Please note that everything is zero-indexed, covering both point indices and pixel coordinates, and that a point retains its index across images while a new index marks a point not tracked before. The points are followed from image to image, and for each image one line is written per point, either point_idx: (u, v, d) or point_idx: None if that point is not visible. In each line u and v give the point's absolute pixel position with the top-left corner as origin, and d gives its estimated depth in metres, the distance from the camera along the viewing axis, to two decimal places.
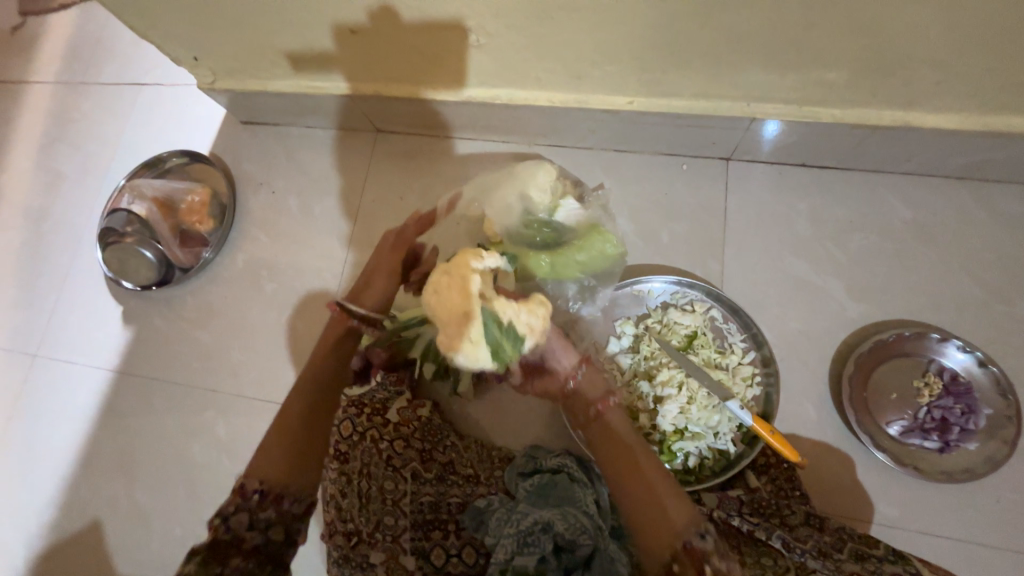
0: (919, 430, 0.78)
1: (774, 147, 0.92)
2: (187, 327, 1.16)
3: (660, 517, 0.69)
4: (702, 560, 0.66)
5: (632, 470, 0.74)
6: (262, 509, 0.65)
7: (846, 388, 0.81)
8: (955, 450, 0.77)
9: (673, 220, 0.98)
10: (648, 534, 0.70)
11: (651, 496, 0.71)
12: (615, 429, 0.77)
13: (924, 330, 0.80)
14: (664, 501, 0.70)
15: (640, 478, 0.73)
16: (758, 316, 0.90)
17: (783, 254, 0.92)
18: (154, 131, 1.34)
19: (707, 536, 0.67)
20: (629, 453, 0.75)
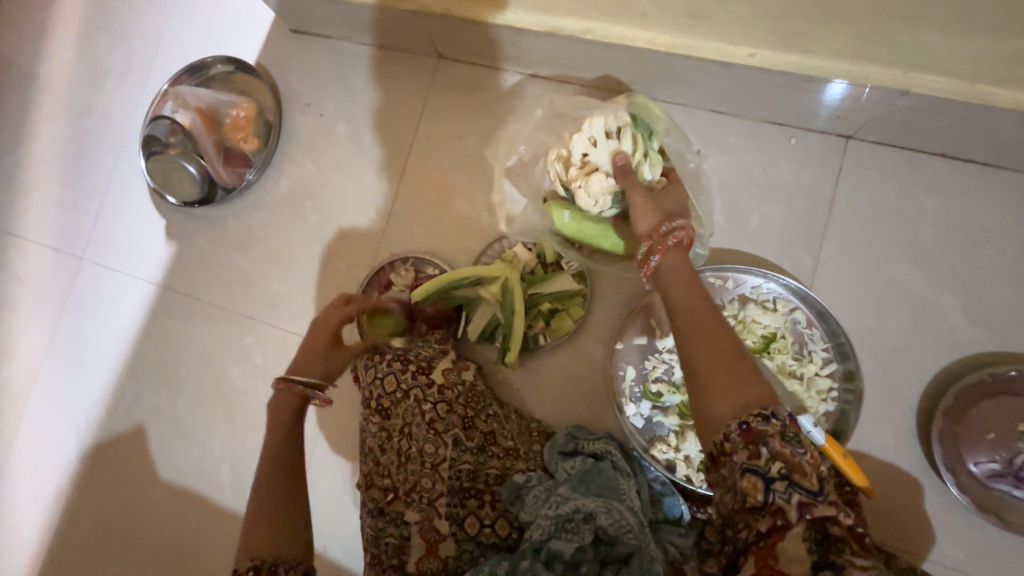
0: (1010, 477, 0.70)
1: (914, 129, 0.77)
2: (228, 251, 1.13)
3: (720, 387, 0.52)
4: (759, 441, 0.48)
5: (704, 331, 0.56)
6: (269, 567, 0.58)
7: (939, 420, 0.72)
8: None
9: (768, 202, 0.86)
10: (699, 401, 0.53)
11: (714, 357, 0.53)
12: (685, 298, 0.60)
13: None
14: (728, 372, 0.52)
15: (706, 340, 0.55)
16: (848, 324, 0.80)
17: (892, 259, 0.80)
18: (198, 31, 1.23)
19: (773, 417, 0.49)
20: (713, 342, 0.54)
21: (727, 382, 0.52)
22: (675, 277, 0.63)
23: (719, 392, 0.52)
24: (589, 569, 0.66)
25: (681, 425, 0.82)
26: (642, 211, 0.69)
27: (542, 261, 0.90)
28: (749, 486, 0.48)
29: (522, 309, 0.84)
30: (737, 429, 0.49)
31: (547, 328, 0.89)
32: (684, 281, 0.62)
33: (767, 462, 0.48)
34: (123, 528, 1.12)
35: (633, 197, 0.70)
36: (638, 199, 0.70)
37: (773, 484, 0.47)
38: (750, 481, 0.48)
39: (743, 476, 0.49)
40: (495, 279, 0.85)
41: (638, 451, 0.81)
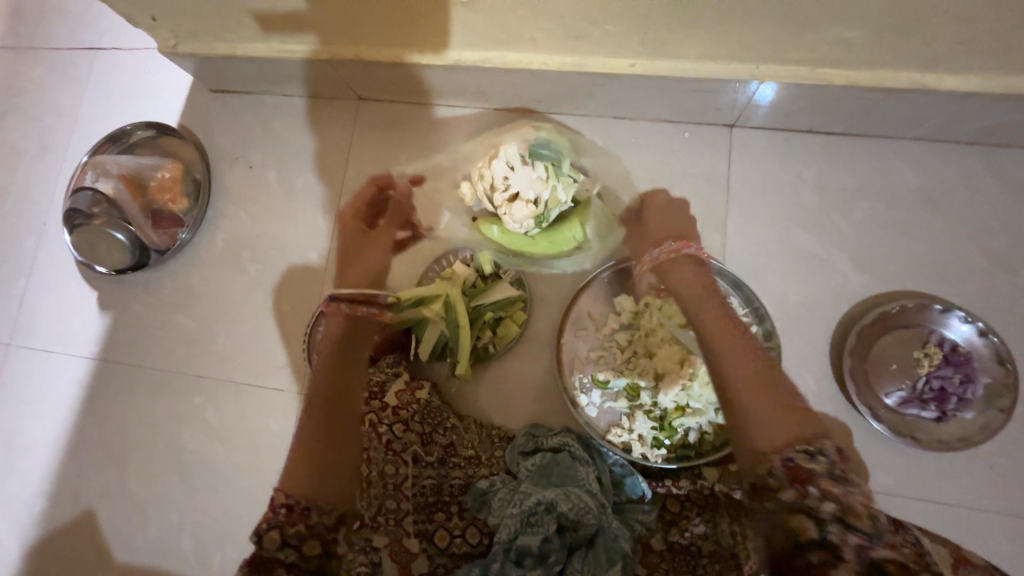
0: (916, 401, 0.78)
1: (781, 112, 0.88)
2: (168, 313, 1.11)
3: (767, 422, 0.69)
4: (807, 482, 0.63)
5: (737, 372, 0.74)
6: (290, 524, 0.61)
7: (847, 361, 0.81)
8: (952, 419, 0.78)
9: (674, 191, 0.94)
10: (751, 437, 0.69)
11: (762, 396, 0.72)
12: (737, 347, 0.77)
13: (926, 301, 0.80)
14: (774, 411, 0.70)
15: (750, 388, 0.73)
16: (760, 289, 0.88)
17: (787, 225, 0.90)
18: (115, 102, 1.24)
19: (815, 456, 0.65)
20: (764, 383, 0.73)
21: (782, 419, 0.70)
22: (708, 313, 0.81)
23: (763, 429, 0.69)
24: (557, 557, 0.69)
25: (631, 406, 0.86)
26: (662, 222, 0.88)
27: (482, 274, 0.94)
28: (803, 527, 0.60)
29: (465, 323, 0.88)
30: (784, 466, 0.64)
31: (495, 337, 0.93)
32: (739, 339, 0.78)
33: (823, 504, 0.61)
34: None
35: (654, 222, 0.89)
36: (656, 229, 0.88)
37: (824, 519, 0.60)
38: (805, 526, 0.60)
39: (791, 514, 0.62)
40: (436, 297, 0.89)
41: (593, 438, 0.84)
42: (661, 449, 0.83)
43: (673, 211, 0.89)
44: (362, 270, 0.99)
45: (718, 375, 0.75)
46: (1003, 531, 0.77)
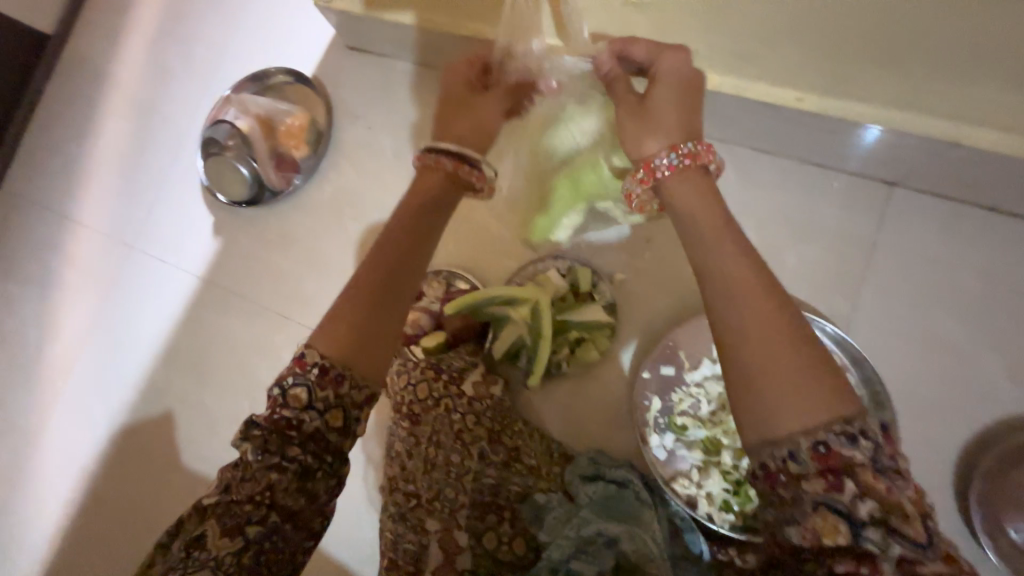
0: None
1: (954, 180, 0.76)
2: (268, 251, 1.18)
3: (785, 397, 0.43)
4: (844, 471, 0.41)
5: (762, 341, 0.44)
6: (320, 389, 0.55)
7: (976, 480, 0.70)
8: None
9: (805, 242, 0.86)
10: (764, 423, 0.43)
11: (793, 363, 0.43)
12: (763, 295, 0.46)
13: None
14: (804, 382, 0.43)
15: (778, 355, 0.44)
16: (883, 373, 0.79)
17: (932, 310, 0.79)
18: (260, 44, 1.31)
19: (861, 438, 0.41)
20: (799, 342, 0.44)
21: (808, 391, 0.43)
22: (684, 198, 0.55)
23: (784, 410, 0.42)
24: None
25: (705, 461, 0.80)
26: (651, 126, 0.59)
27: (575, 288, 0.92)
28: (826, 526, 0.41)
29: (549, 333, 0.86)
30: (812, 452, 0.41)
31: (571, 356, 0.90)
32: (747, 268, 0.48)
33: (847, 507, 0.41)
34: (145, 514, 1.14)
35: (661, 103, 0.59)
36: (645, 127, 0.59)
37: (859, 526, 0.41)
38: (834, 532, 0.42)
39: (815, 512, 0.42)
40: (527, 300, 0.87)
41: (657, 482, 0.80)
42: (728, 514, 0.78)
43: (682, 91, 0.59)
44: (479, 127, 0.70)
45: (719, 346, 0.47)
46: None
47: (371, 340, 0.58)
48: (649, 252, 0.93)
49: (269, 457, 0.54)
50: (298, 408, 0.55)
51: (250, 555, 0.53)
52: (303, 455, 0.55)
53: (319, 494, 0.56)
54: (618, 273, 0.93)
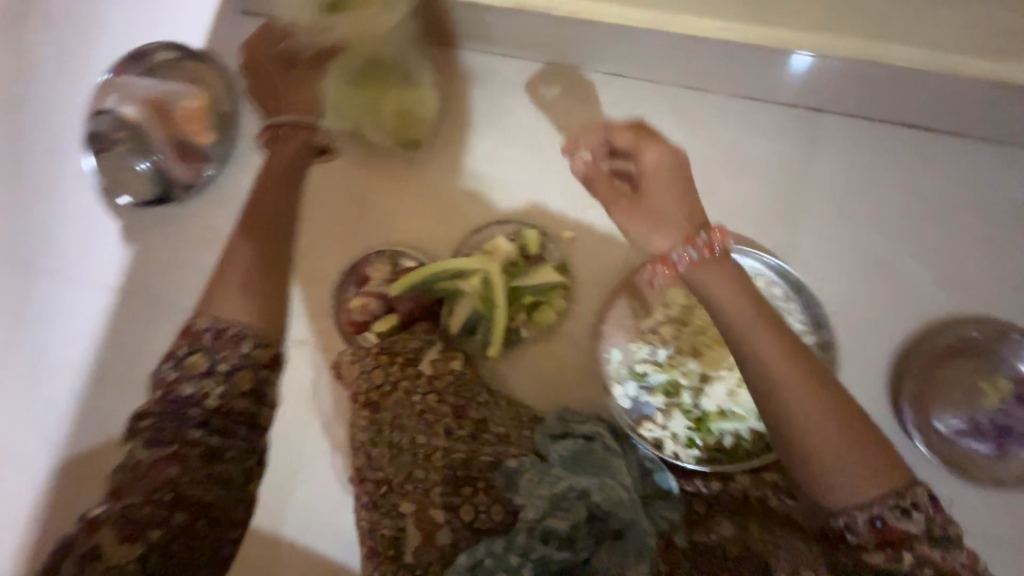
0: (974, 432, 0.74)
1: (889, 103, 0.79)
2: (192, 253, 1.08)
3: (847, 463, 0.52)
4: (900, 544, 0.51)
5: (831, 442, 0.52)
6: (218, 349, 0.60)
7: (906, 382, 0.76)
8: (1008, 458, 0.73)
9: (743, 178, 0.86)
10: (820, 487, 0.53)
11: (844, 440, 0.52)
12: (734, 304, 0.54)
13: (1006, 329, 0.76)
14: (859, 466, 0.52)
15: (832, 454, 0.52)
16: (824, 297, 0.82)
17: (863, 231, 0.82)
18: (136, 15, 1.13)
19: (915, 510, 0.51)
20: (802, 387, 0.52)
21: (870, 477, 0.52)
22: (706, 279, 0.55)
23: (845, 471, 0.52)
24: (584, 544, 0.65)
25: (668, 403, 0.83)
26: (663, 222, 0.57)
27: (524, 251, 0.89)
28: None
29: (503, 301, 0.84)
30: (869, 527, 0.52)
31: (529, 320, 0.88)
32: (726, 279, 0.56)
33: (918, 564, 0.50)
34: None
35: (657, 193, 0.58)
36: (643, 215, 0.58)
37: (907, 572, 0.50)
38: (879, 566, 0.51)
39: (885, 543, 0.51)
40: (476, 271, 0.83)
41: (622, 430, 0.83)
42: (693, 449, 0.81)
43: (674, 176, 0.58)
44: (298, 94, 0.82)
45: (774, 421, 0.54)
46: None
47: (255, 288, 0.65)
48: (595, 206, 0.91)
49: (165, 446, 0.55)
50: (197, 382, 0.58)
51: (155, 559, 0.51)
52: (207, 436, 0.57)
53: (232, 476, 0.57)
54: (566, 231, 0.92)
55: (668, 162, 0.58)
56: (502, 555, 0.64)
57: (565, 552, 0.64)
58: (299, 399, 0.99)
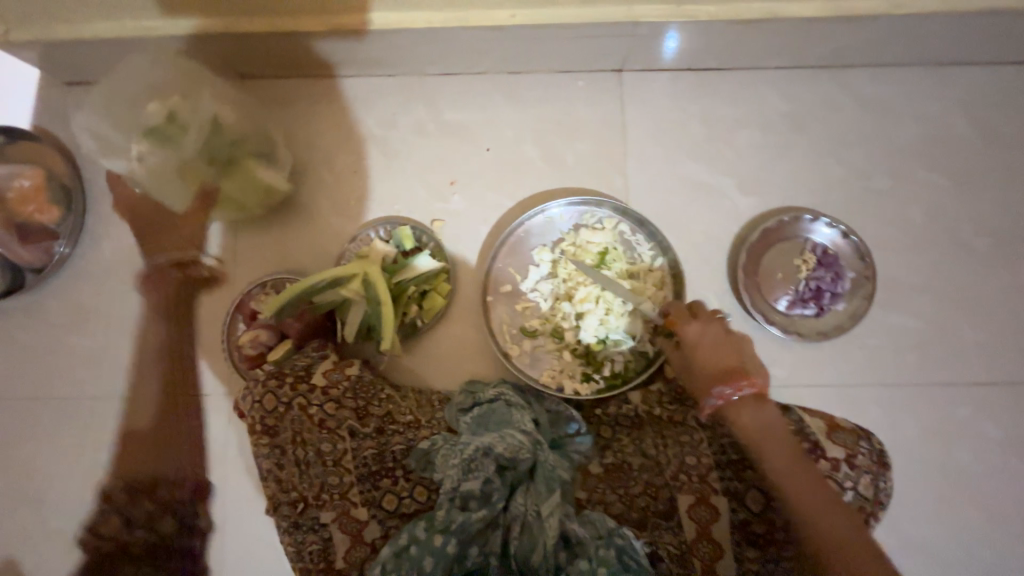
0: (799, 301, 0.88)
1: (657, 52, 0.92)
2: (63, 334, 1.01)
3: (856, 562, 0.59)
4: None
5: (837, 533, 0.60)
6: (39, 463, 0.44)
7: (739, 277, 0.89)
8: (828, 312, 0.88)
9: (575, 140, 0.97)
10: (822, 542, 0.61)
11: (827, 504, 0.62)
12: (764, 428, 0.68)
13: (798, 212, 0.89)
14: (845, 528, 0.61)
15: (818, 501, 0.63)
16: (664, 223, 0.94)
17: (681, 160, 0.95)
18: None
19: None
20: (796, 454, 0.66)
21: (874, 561, 0.58)
22: (767, 432, 0.68)
23: (834, 523, 0.61)
24: (500, 495, 0.73)
25: (561, 348, 0.90)
26: (729, 362, 0.72)
27: (400, 248, 0.93)
28: None
29: (388, 297, 0.87)
30: None
31: (421, 310, 0.93)
32: (755, 407, 0.69)
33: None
34: None
35: (718, 353, 0.73)
36: (703, 360, 0.74)
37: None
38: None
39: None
40: (355, 274, 0.87)
41: (532, 387, 0.89)
42: (592, 382, 0.89)
43: (726, 343, 0.74)
44: None
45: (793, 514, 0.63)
46: (878, 405, 0.88)
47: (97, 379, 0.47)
48: (456, 193, 0.98)
49: None
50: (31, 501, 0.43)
51: None
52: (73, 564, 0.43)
53: None
54: (436, 220, 0.98)
55: (726, 349, 0.74)
56: (429, 536, 0.70)
57: (484, 510, 0.72)
58: (210, 450, 0.96)
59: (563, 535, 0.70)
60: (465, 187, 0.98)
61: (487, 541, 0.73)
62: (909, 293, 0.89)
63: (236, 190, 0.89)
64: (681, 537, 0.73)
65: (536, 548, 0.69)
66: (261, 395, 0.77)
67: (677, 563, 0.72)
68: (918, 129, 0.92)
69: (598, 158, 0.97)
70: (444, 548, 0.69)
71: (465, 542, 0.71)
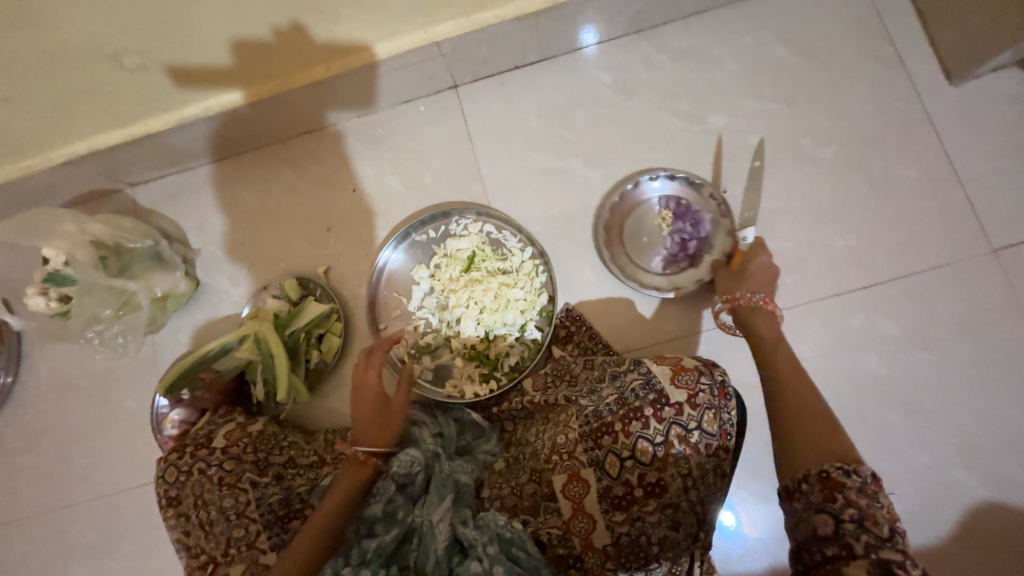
0: (673, 257, 0.90)
1: (479, 60, 0.98)
2: (17, 459, 1.07)
3: (818, 451, 0.57)
4: (835, 488, 0.52)
5: (809, 431, 0.58)
6: None
7: (609, 254, 0.92)
8: (704, 256, 0.90)
9: (431, 159, 1.03)
10: (791, 441, 0.59)
11: (812, 407, 0.61)
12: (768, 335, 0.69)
13: (637, 179, 0.92)
14: (818, 432, 0.58)
15: (806, 407, 0.61)
16: (527, 213, 0.98)
17: (530, 152, 1.00)
18: None
19: (853, 473, 0.53)
20: (785, 365, 0.65)
21: (825, 441, 0.57)
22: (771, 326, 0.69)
23: (803, 429, 0.59)
24: (404, 510, 0.72)
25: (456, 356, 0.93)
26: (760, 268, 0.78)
27: (291, 301, 0.99)
28: (821, 522, 0.51)
29: (280, 349, 0.92)
30: (820, 479, 0.54)
31: (322, 352, 0.98)
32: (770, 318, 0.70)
33: (842, 504, 0.51)
34: None
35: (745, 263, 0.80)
36: (727, 280, 0.77)
37: (841, 519, 0.50)
38: (825, 519, 0.51)
39: (816, 512, 0.52)
40: (247, 334, 0.92)
41: (436, 399, 0.91)
42: (490, 381, 0.91)
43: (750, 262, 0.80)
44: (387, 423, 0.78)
45: (773, 402, 0.63)
46: None
47: None
48: (335, 236, 1.04)
49: None
50: None
51: None
52: None
53: None
54: (322, 266, 1.03)
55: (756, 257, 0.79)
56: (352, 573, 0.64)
57: (393, 530, 0.70)
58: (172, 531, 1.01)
59: (457, 538, 0.69)
60: (342, 230, 1.04)
61: (402, 559, 0.69)
62: (771, 218, 0.93)
63: (138, 329, 0.99)
64: (563, 519, 0.68)
65: (429, 558, 0.67)
66: (167, 470, 0.81)
67: (559, 543, 0.68)
68: (738, 65, 0.97)
69: (455, 169, 1.02)
70: None
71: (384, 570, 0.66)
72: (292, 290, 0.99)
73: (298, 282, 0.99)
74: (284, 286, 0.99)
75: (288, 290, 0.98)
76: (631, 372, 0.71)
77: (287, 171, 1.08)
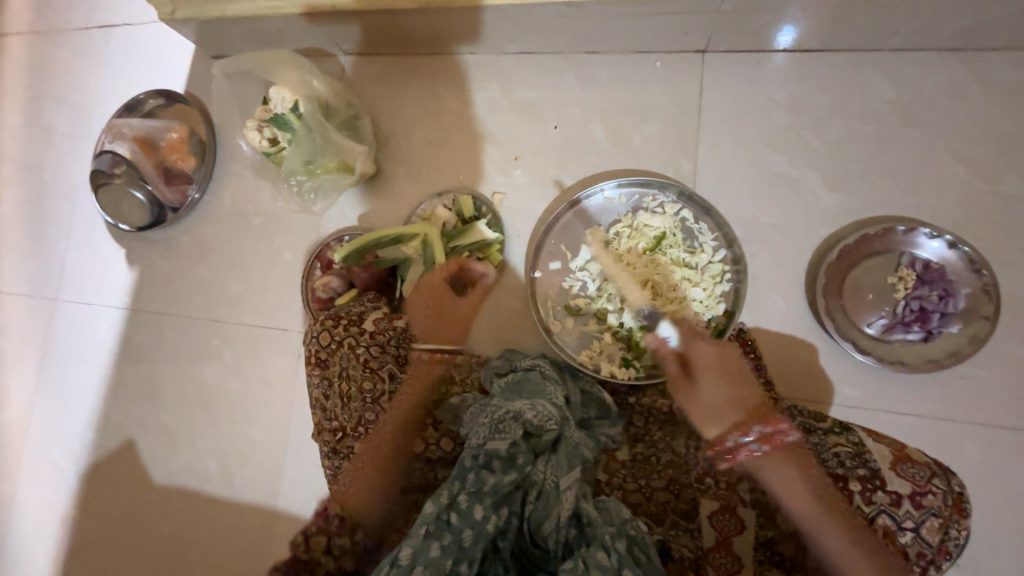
0: (900, 325, 0.78)
1: (748, 31, 0.86)
2: (187, 266, 1.20)
3: None
4: None
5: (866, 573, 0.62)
6: None
7: (822, 299, 0.81)
8: (938, 336, 0.77)
9: (647, 121, 0.95)
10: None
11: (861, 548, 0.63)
12: (794, 480, 0.68)
13: (890, 225, 0.79)
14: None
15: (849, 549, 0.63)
16: (732, 214, 0.89)
17: (761, 148, 0.89)
18: (123, 72, 1.29)
19: None
20: (823, 491, 0.67)
21: None
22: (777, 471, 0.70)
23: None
24: (524, 459, 0.71)
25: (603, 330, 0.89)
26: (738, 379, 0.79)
27: (462, 217, 0.98)
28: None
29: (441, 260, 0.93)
30: None
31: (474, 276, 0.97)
32: (785, 465, 0.69)
33: None
34: (129, 540, 1.16)
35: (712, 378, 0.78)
36: (700, 408, 0.76)
37: None
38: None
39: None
40: (417, 236, 0.94)
41: (568, 363, 0.87)
42: (632, 368, 0.85)
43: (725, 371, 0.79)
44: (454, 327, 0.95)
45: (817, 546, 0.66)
46: (966, 438, 0.78)
47: None
48: (520, 167, 1.01)
49: None
50: None
51: None
52: None
53: None
54: (498, 192, 1.01)
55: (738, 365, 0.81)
56: (470, 504, 0.66)
57: (511, 475, 0.69)
58: (290, 380, 1.11)
59: (577, 512, 0.69)
60: (529, 163, 1.01)
61: (511, 505, 0.69)
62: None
63: (332, 186, 1.03)
64: (698, 542, 0.71)
65: (550, 517, 0.68)
66: (321, 334, 0.87)
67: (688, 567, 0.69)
68: None
69: (670, 140, 0.93)
70: (484, 520, 0.65)
71: (492, 509, 0.67)
72: (464, 205, 0.98)
73: (473, 199, 0.99)
74: (458, 199, 0.99)
75: (461, 205, 0.97)
76: (837, 436, 0.71)
77: (494, 86, 1.04)
